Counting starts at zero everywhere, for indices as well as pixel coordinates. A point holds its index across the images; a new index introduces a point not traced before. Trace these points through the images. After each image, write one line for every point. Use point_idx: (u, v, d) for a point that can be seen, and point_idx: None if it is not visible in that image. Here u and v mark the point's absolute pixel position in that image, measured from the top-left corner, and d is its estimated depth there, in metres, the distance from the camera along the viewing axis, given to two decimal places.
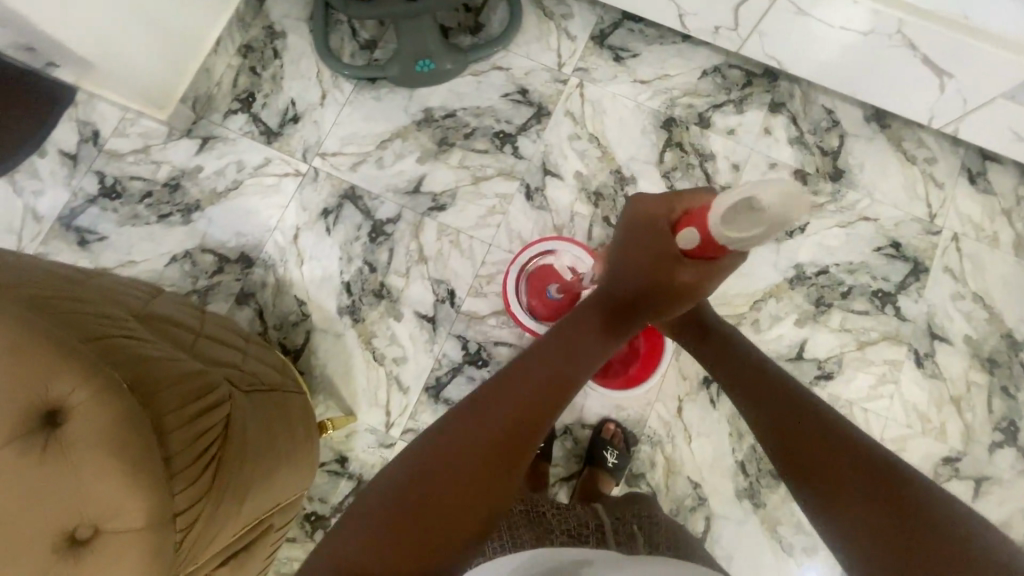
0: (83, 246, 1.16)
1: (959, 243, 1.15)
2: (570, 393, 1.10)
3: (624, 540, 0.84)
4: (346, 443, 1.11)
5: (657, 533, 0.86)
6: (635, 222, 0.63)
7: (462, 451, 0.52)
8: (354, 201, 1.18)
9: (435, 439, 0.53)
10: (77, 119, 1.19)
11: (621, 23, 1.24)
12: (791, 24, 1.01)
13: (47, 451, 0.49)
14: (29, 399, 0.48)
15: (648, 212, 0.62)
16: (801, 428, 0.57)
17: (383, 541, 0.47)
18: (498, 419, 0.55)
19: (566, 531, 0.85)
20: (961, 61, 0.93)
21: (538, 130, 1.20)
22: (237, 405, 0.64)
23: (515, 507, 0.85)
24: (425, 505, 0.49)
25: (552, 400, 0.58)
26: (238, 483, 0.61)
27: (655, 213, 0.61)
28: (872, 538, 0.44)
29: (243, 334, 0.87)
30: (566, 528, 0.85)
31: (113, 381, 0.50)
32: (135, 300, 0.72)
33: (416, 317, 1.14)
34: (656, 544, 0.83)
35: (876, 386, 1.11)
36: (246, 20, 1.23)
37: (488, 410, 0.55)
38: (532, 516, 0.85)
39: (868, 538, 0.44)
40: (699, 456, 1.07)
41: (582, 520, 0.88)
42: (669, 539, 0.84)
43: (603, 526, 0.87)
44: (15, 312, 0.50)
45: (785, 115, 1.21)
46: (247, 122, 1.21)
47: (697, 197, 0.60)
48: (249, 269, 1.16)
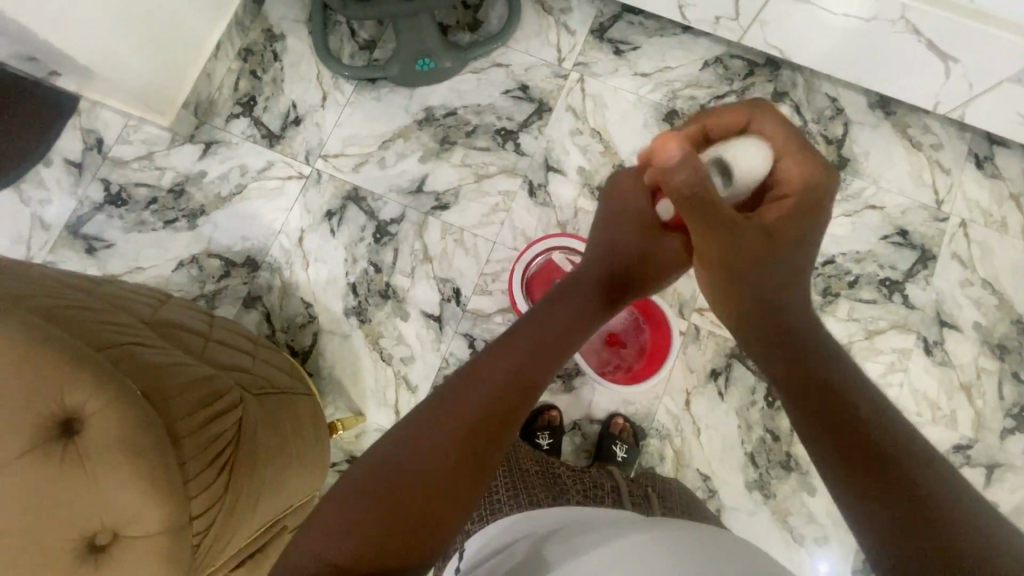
0: (91, 253, 1.17)
1: (967, 229, 1.14)
2: (577, 389, 1.10)
3: (639, 502, 0.86)
4: (356, 443, 1.12)
5: (669, 498, 0.89)
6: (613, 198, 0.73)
7: (452, 422, 0.50)
8: (358, 202, 1.18)
9: (433, 412, 0.51)
10: (81, 127, 1.20)
11: (621, 16, 1.23)
12: (793, 12, 1.00)
13: (63, 460, 0.49)
14: (46, 409, 0.49)
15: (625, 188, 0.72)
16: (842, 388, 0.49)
17: (366, 512, 0.46)
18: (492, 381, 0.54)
19: (579, 489, 0.86)
20: (966, 45, 0.92)
21: (540, 126, 1.20)
22: (248, 410, 0.64)
23: (529, 467, 0.88)
24: (421, 446, 0.49)
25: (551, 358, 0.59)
26: (252, 487, 0.61)
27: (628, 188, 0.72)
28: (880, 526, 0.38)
29: (251, 338, 0.88)
30: (580, 489, 0.86)
31: (126, 390, 0.51)
32: (144, 308, 0.73)
33: (423, 316, 1.14)
34: (670, 505, 0.86)
35: (885, 375, 1.11)
36: (245, 23, 1.23)
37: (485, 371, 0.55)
38: (547, 476, 0.87)
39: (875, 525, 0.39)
40: (709, 448, 1.07)
41: (596, 481, 0.91)
42: (681, 504, 0.88)
43: (618, 487, 0.89)
44: (29, 324, 0.50)
45: (789, 104, 1.20)
46: (248, 126, 1.21)
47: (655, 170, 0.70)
48: (256, 272, 1.17)
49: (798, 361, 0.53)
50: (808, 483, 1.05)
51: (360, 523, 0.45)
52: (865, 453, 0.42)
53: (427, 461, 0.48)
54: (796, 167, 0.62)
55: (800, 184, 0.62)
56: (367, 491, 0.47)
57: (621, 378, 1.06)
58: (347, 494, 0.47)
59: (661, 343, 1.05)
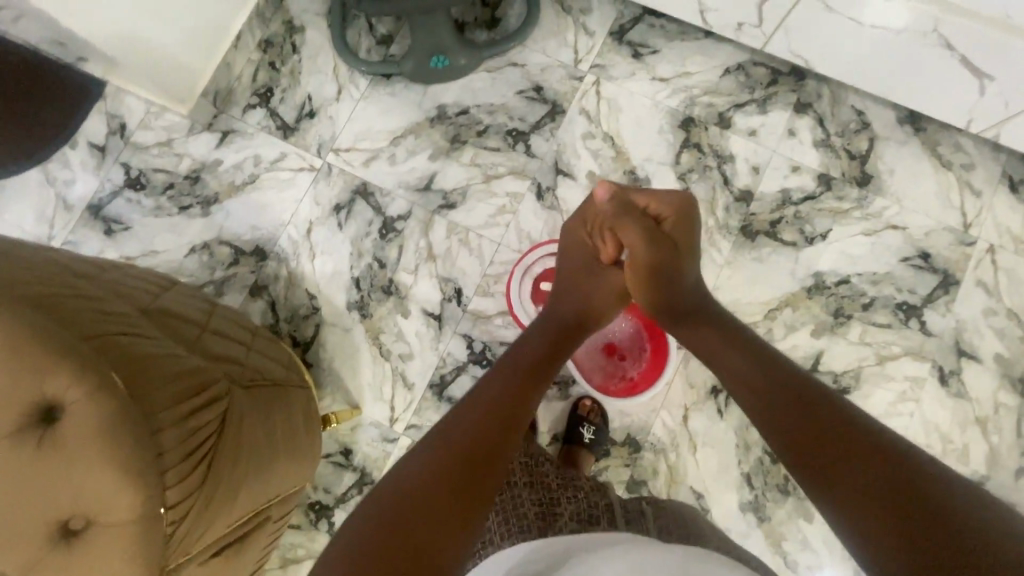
0: (109, 235, 1.21)
1: (995, 255, 1.09)
2: (573, 397, 1.09)
3: (633, 518, 0.79)
4: (351, 436, 1.13)
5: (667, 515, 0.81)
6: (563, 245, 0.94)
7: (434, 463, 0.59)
8: (366, 197, 1.19)
9: (421, 461, 0.60)
10: (106, 111, 1.24)
11: (642, 18, 1.20)
12: (818, 20, 0.96)
13: (46, 442, 0.51)
14: (31, 393, 0.51)
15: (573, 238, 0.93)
16: (808, 418, 0.58)
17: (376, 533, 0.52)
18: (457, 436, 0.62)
19: (574, 512, 0.81)
20: (1003, 62, 0.87)
21: (552, 128, 1.19)
22: (235, 401, 0.65)
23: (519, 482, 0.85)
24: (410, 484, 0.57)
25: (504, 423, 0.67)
26: (233, 478, 0.63)
27: (574, 236, 0.93)
28: (882, 512, 0.46)
29: (250, 327, 0.90)
30: (574, 512, 0.80)
31: (108, 378, 0.52)
32: (145, 295, 0.75)
33: (424, 314, 1.15)
34: (666, 523, 0.79)
35: (895, 403, 1.07)
36: (266, 15, 1.24)
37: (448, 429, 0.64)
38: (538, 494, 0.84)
39: (879, 513, 0.46)
40: (704, 467, 1.05)
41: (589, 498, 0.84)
42: (676, 520, 0.80)
43: (612, 505, 0.82)
44: (23, 310, 0.52)
45: (812, 115, 1.15)
46: (265, 117, 1.23)
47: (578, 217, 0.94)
48: (264, 262, 1.19)
49: (767, 385, 0.64)
50: (805, 509, 1.02)
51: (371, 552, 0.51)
52: (840, 463, 0.51)
53: (456, 462, 0.60)
54: (665, 201, 0.88)
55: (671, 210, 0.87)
56: (379, 518, 0.53)
57: (622, 390, 1.05)
58: (395, 495, 0.56)
59: (659, 340, 1.04)
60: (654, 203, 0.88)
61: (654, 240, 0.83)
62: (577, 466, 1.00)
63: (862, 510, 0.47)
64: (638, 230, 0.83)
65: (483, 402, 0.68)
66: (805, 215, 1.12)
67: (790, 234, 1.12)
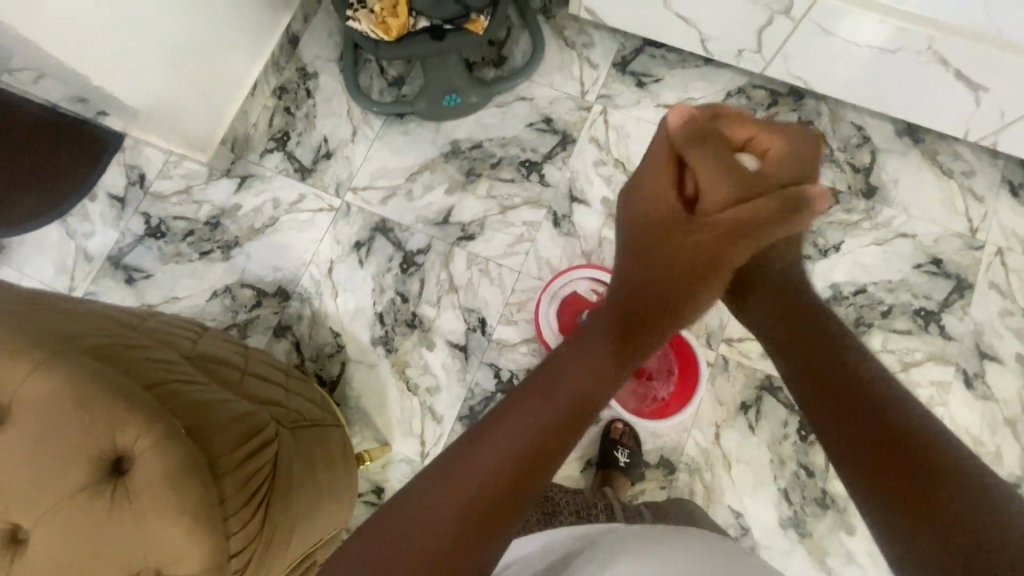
0: (131, 284, 1.22)
1: (1005, 257, 1.11)
2: (604, 421, 1.09)
3: (631, 514, 0.91)
4: (382, 473, 1.12)
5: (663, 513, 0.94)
6: (631, 204, 0.73)
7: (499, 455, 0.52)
8: (386, 233, 1.21)
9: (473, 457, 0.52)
10: (125, 163, 1.26)
11: (643, 49, 1.25)
12: (816, 44, 1.00)
13: (113, 498, 0.51)
14: (97, 448, 0.51)
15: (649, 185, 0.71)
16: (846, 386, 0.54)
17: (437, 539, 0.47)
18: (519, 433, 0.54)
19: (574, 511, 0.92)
20: (997, 75, 0.91)
21: (564, 157, 1.22)
22: (283, 442, 0.65)
23: None
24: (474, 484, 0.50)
25: (582, 410, 0.58)
26: (285, 523, 0.62)
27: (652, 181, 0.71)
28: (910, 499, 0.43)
29: (283, 368, 0.90)
30: (573, 509, 0.93)
31: (170, 426, 0.53)
32: (185, 342, 0.75)
33: (449, 346, 1.15)
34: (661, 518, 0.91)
35: (924, 409, 1.07)
36: (280, 63, 1.28)
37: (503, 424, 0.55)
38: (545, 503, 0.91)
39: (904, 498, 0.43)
40: (740, 485, 1.04)
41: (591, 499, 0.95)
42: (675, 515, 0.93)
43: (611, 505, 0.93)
44: (86, 366, 0.53)
45: (813, 132, 1.19)
46: (282, 161, 1.26)
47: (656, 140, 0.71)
48: (286, 302, 1.19)
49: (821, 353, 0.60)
50: (846, 522, 1.02)
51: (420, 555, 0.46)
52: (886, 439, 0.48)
53: (512, 468, 0.51)
54: (767, 133, 0.72)
55: (783, 146, 0.71)
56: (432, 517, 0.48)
57: (653, 411, 1.05)
58: (441, 486, 0.50)
59: (688, 359, 1.06)
60: (751, 137, 0.72)
61: (743, 179, 0.67)
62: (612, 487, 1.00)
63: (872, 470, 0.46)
64: (714, 164, 0.67)
65: (551, 388, 0.58)
66: (817, 228, 1.15)
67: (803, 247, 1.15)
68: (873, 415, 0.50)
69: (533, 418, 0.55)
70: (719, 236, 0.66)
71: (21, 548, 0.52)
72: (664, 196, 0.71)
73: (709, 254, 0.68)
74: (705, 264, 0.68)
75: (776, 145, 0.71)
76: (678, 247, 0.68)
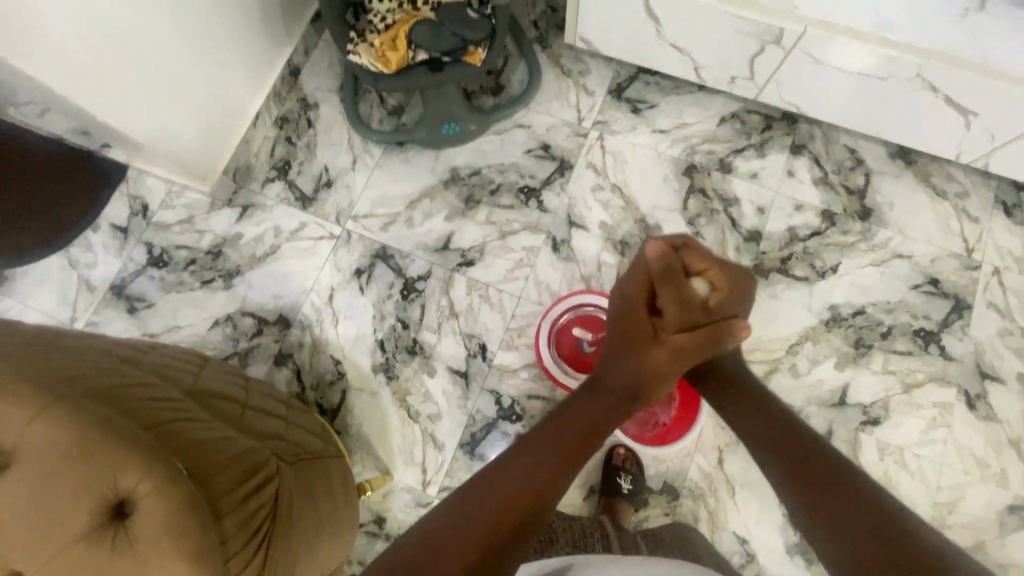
0: (132, 313, 1.22)
1: (1001, 277, 1.12)
2: (606, 447, 1.08)
3: (628, 544, 0.88)
4: (383, 503, 1.11)
5: (663, 545, 0.90)
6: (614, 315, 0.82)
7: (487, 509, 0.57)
8: (386, 260, 1.22)
9: (467, 507, 0.58)
10: (128, 193, 1.28)
11: (637, 76, 1.28)
12: (807, 71, 1.03)
13: (112, 543, 0.51)
14: (98, 493, 0.51)
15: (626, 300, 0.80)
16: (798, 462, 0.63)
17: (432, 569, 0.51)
18: (504, 492, 0.59)
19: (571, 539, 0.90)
20: (985, 100, 0.93)
21: (562, 182, 1.24)
22: (284, 479, 0.65)
23: None
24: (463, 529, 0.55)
25: (550, 484, 0.62)
26: (285, 564, 0.61)
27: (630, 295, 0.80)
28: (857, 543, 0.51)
29: (284, 399, 0.90)
30: (570, 539, 0.90)
31: (171, 470, 0.52)
32: (187, 377, 0.75)
33: (449, 372, 1.15)
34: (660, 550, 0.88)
35: (928, 431, 1.07)
36: (282, 94, 1.30)
37: (493, 482, 0.61)
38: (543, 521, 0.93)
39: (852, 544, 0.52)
40: (745, 511, 1.03)
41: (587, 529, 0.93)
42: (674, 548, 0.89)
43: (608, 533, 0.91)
44: (88, 408, 0.53)
45: (807, 155, 1.21)
46: (284, 189, 1.27)
47: (632, 275, 0.81)
48: (287, 330, 1.20)
49: (774, 429, 0.69)
50: None
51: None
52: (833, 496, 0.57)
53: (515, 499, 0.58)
54: (724, 273, 0.79)
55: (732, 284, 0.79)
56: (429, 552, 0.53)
57: (655, 437, 1.05)
58: (439, 531, 0.55)
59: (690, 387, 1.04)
60: (710, 273, 0.79)
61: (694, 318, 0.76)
62: (614, 516, 0.99)
63: (831, 526, 0.55)
64: (675, 296, 0.76)
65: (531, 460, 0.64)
66: (814, 250, 1.16)
67: (801, 269, 1.15)
68: (814, 471, 0.61)
69: (515, 483, 0.61)
70: (671, 359, 0.74)
71: None
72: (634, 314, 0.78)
73: (663, 372, 0.75)
74: (653, 382, 0.76)
75: (729, 290, 0.78)
76: (637, 363, 0.75)
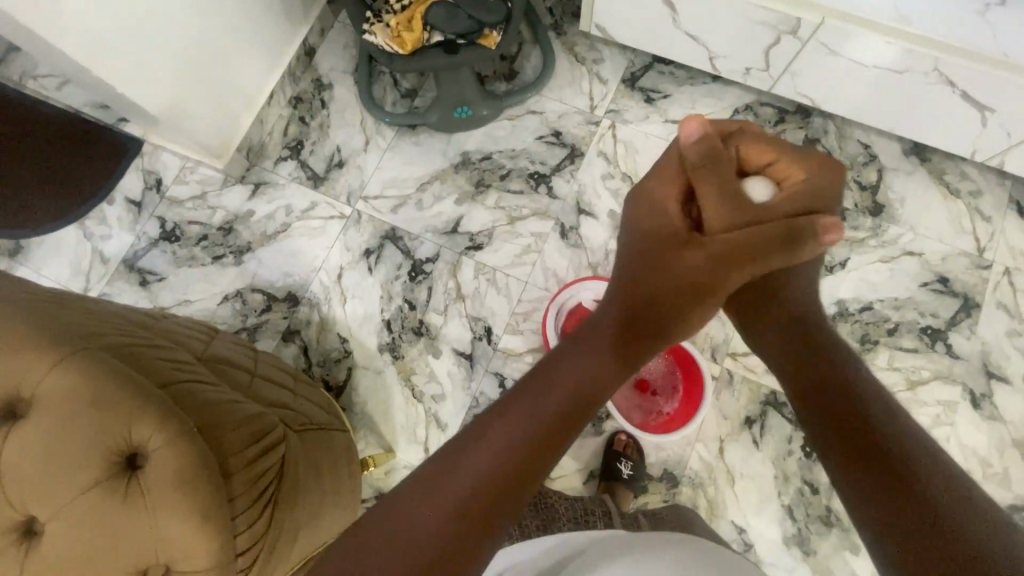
0: (144, 286, 1.24)
1: (1012, 277, 1.11)
2: (607, 432, 1.09)
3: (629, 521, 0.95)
4: (385, 480, 1.13)
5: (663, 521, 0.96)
6: (641, 231, 0.65)
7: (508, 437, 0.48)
8: (395, 241, 1.23)
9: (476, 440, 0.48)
10: (142, 168, 1.29)
11: (652, 66, 1.27)
12: (824, 63, 1.02)
13: (125, 492, 0.52)
14: (112, 444, 0.53)
15: (651, 208, 0.64)
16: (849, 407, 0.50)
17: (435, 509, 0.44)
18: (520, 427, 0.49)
19: (572, 518, 0.96)
20: (1004, 95, 0.92)
21: (572, 170, 1.24)
22: (291, 444, 0.66)
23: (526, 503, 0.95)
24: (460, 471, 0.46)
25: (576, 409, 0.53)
26: (289, 526, 0.62)
27: (660, 199, 0.64)
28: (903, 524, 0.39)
29: (291, 372, 0.91)
30: (572, 516, 0.95)
31: (184, 423, 0.54)
32: (198, 343, 0.77)
33: (455, 354, 1.16)
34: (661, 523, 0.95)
35: (930, 428, 1.07)
36: (297, 74, 1.31)
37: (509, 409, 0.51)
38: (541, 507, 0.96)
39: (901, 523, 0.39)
40: (744, 499, 1.04)
41: (588, 506, 0.98)
42: (672, 519, 0.96)
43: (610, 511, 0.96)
44: (104, 364, 0.55)
45: (820, 149, 1.20)
46: (296, 168, 1.28)
47: (653, 177, 0.65)
48: (295, 307, 1.21)
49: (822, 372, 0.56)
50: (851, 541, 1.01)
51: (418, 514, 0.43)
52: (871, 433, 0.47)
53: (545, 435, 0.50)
54: (792, 165, 0.62)
55: (804, 174, 0.62)
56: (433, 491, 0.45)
57: (658, 425, 1.04)
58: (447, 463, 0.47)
59: (693, 378, 1.04)
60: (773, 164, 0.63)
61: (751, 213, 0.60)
62: (615, 499, 1.01)
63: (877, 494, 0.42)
64: (720, 186, 0.60)
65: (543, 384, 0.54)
66: None
67: None
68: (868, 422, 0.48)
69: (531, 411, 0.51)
70: (713, 263, 0.60)
71: (33, 542, 0.54)
72: (662, 220, 0.63)
73: (702, 279, 0.61)
74: (688, 294, 0.61)
75: (806, 186, 0.61)
76: (672, 271, 0.61)
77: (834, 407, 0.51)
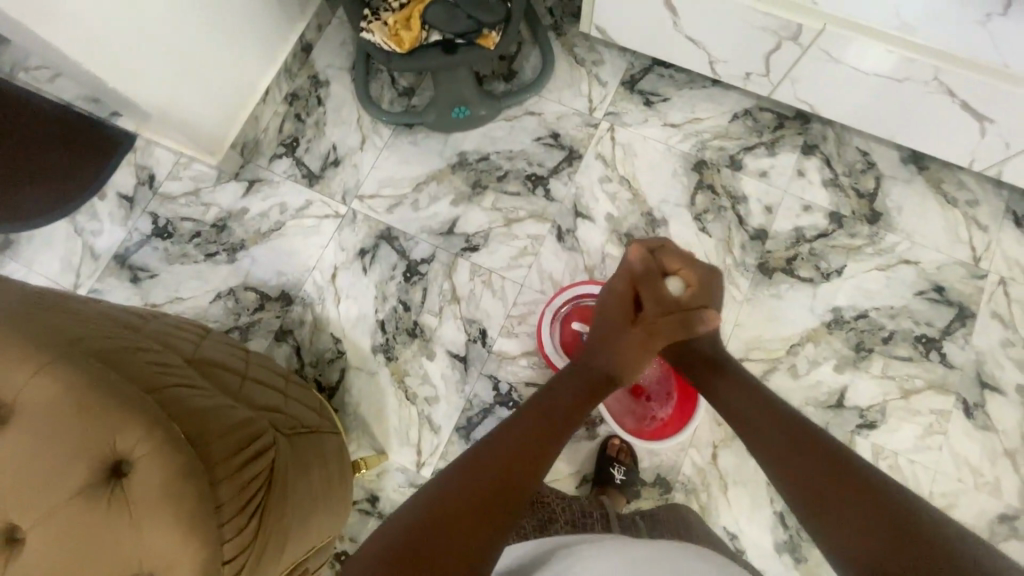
0: (135, 283, 1.22)
1: (1007, 287, 1.12)
2: (601, 437, 1.09)
3: (626, 525, 0.92)
4: (377, 482, 1.12)
5: (660, 525, 0.93)
6: (600, 312, 0.87)
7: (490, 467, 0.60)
8: (390, 241, 1.22)
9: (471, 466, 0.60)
10: (135, 163, 1.27)
11: (652, 69, 1.26)
12: (824, 70, 1.01)
13: (110, 500, 0.52)
14: (96, 451, 0.52)
15: (608, 296, 0.88)
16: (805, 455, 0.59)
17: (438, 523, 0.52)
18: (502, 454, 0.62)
19: (569, 519, 0.93)
20: (1002, 107, 0.92)
21: (570, 172, 1.23)
22: (281, 450, 0.65)
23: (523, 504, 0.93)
24: (455, 498, 0.55)
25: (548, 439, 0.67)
26: (278, 533, 0.62)
27: (615, 291, 0.87)
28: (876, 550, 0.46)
29: (283, 373, 0.90)
30: (570, 517, 0.93)
31: (171, 431, 0.53)
32: (187, 344, 0.75)
33: (449, 356, 1.16)
34: (659, 529, 0.91)
35: (923, 437, 1.07)
36: (293, 70, 1.29)
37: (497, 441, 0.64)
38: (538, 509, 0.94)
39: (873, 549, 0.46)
40: (737, 506, 1.04)
41: (585, 507, 0.96)
42: (672, 524, 0.93)
43: (607, 513, 0.94)
44: (89, 369, 0.54)
45: (818, 156, 1.20)
46: (291, 166, 1.27)
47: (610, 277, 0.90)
48: (289, 306, 1.20)
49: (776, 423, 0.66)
50: None
51: (427, 527, 0.52)
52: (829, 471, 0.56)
53: (528, 453, 0.63)
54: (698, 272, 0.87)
55: (707, 284, 0.87)
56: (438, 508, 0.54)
57: (651, 432, 1.04)
58: (451, 485, 0.57)
59: (686, 383, 1.04)
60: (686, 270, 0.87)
61: (671, 308, 0.83)
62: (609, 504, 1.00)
63: (844, 525, 0.50)
64: (652, 292, 0.84)
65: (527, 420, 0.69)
66: (820, 252, 1.16)
67: (806, 270, 1.15)
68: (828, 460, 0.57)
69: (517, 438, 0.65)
70: (649, 340, 0.81)
71: (16, 549, 0.52)
72: (614, 304, 0.86)
73: (638, 352, 0.82)
74: (631, 361, 0.82)
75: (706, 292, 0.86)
76: (615, 344, 0.82)
77: (800, 462, 0.59)
